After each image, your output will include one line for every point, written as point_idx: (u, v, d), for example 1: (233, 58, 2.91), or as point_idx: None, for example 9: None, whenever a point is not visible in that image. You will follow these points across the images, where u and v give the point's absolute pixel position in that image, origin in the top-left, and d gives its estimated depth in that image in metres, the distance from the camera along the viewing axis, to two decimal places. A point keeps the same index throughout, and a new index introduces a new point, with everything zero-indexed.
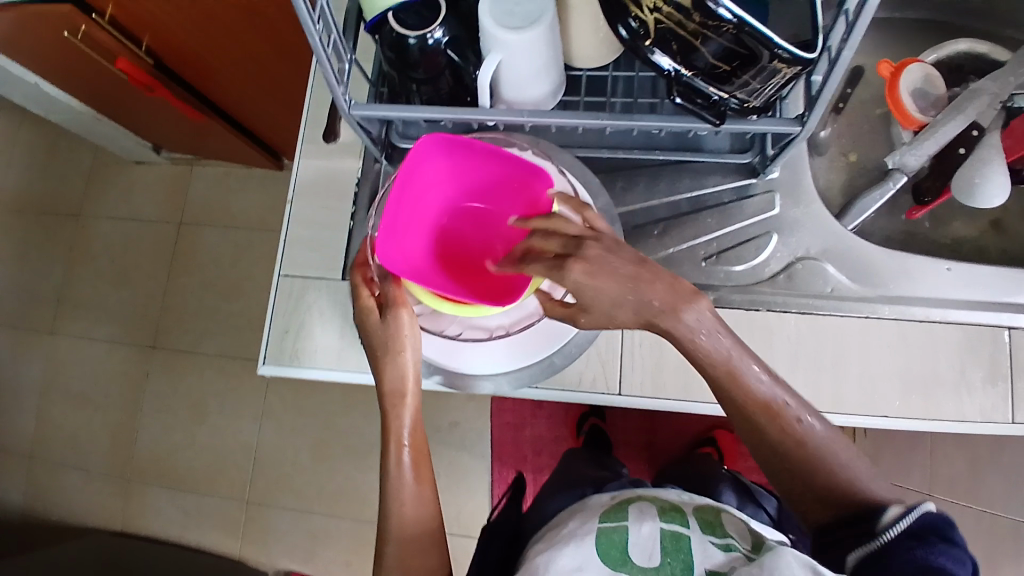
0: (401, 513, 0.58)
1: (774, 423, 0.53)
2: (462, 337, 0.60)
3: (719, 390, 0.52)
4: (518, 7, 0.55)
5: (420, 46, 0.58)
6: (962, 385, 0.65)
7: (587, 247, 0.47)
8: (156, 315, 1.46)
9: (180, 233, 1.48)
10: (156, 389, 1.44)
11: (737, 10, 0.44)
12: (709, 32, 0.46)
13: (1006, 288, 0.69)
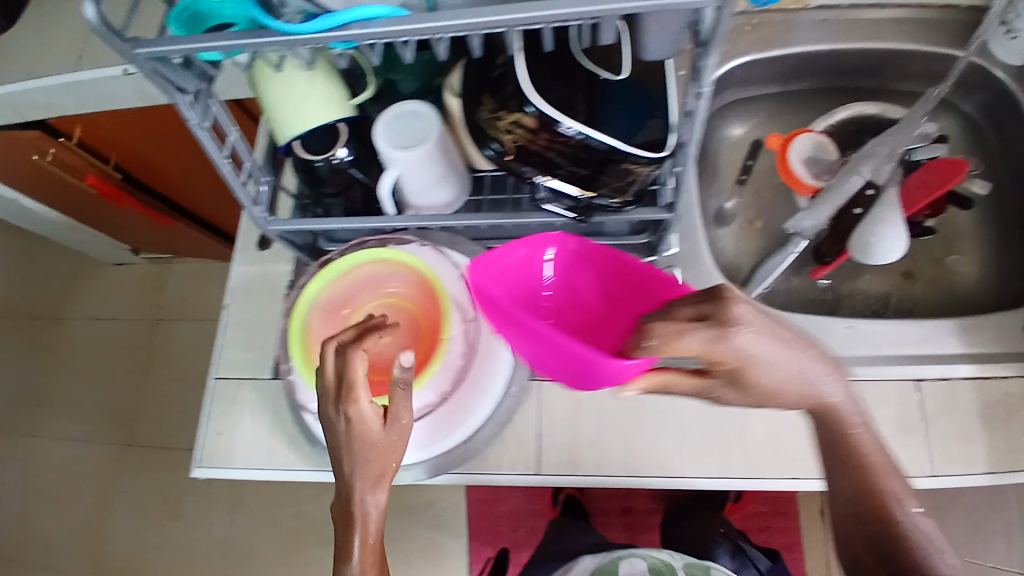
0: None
1: (867, 498, 0.54)
2: None
3: (844, 467, 0.55)
4: (407, 129, 0.61)
5: (327, 166, 0.64)
6: (875, 442, 0.67)
7: (728, 308, 0.47)
8: (133, 413, 1.50)
9: (157, 330, 1.54)
10: (133, 486, 1.46)
11: (577, 127, 0.51)
12: (559, 145, 0.53)
13: (910, 340, 0.71)
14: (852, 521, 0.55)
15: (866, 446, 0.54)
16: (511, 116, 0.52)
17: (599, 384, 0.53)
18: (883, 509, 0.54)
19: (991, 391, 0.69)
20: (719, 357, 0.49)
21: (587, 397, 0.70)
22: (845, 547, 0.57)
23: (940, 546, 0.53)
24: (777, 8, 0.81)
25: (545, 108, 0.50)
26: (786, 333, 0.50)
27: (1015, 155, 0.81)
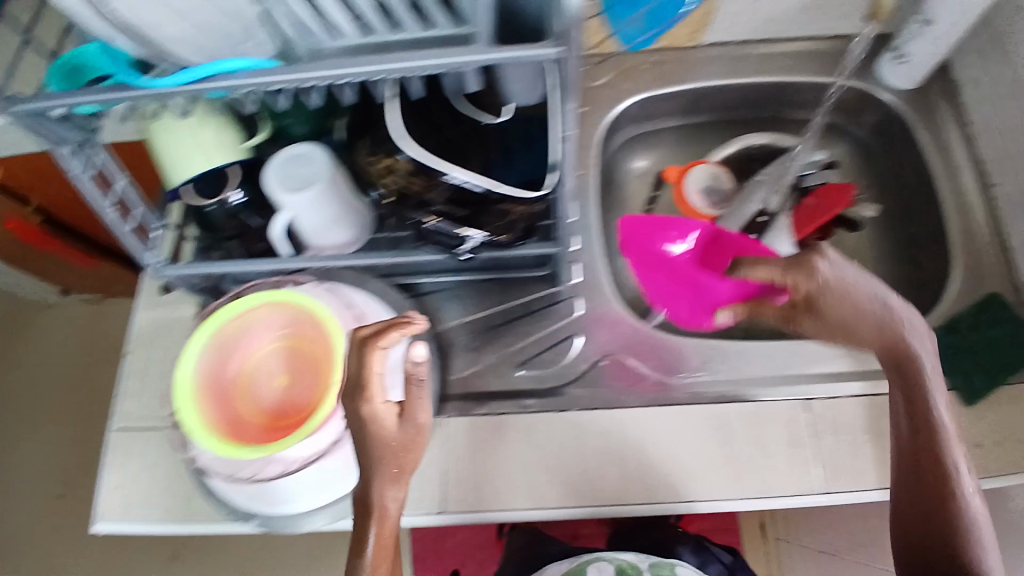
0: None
1: (936, 483, 0.55)
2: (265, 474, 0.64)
3: (917, 428, 0.56)
4: (296, 172, 0.62)
5: (221, 210, 0.65)
6: (770, 462, 0.69)
7: (816, 262, 0.57)
8: (71, 458, 1.47)
9: (96, 371, 1.52)
10: (70, 536, 1.42)
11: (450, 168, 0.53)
12: (434, 188, 0.55)
13: (796, 362, 0.74)
14: (918, 494, 0.56)
15: (944, 415, 0.56)
16: (383, 161, 0.54)
17: (709, 313, 0.76)
18: (946, 490, 0.55)
19: (878, 408, 0.71)
20: (802, 297, 0.59)
21: (490, 430, 0.72)
22: (903, 525, 0.57)
23: (986, 536, 0.54)
24: (672, 45, 0.84)
25: (415, 152, 0.52)
26: (875, 282, 0.57)
27: (906, 178, 0.84)
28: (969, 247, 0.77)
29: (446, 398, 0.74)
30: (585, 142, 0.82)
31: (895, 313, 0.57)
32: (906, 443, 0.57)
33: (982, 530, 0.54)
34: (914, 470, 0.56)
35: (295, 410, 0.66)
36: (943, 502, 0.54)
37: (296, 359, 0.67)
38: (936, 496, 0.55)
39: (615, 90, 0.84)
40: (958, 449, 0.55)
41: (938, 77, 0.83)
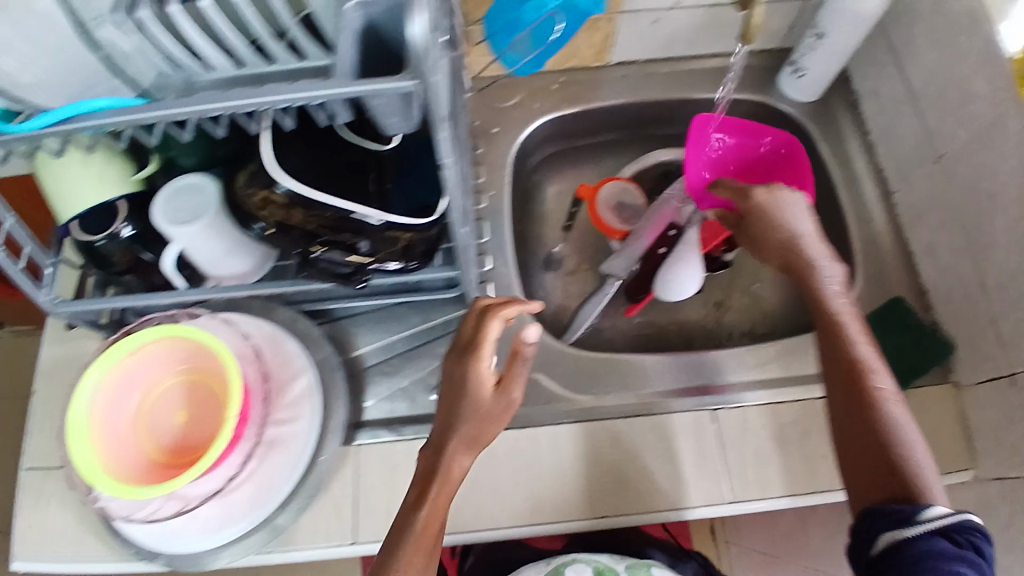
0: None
1: (855, 387, 0.60)
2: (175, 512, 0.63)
3: (839, 359, 0.61)
4: (184, 204, 0.62)
5: (111, 244, 0.64)
6: (678, 474, 0.71)
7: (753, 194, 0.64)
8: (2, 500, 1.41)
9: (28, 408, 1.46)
10: None
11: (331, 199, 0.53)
12: (315, 219, 0.55)
13: (699, 373, 0.77)
14: (846, 409, 0.61)
15: (853, 322, 0.63)
16: (261, 192, 0.53)
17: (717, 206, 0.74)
18: (866, 394, 0.59)
19: (783, 415, 0.73)
20: (748, 215, 0.65)
21: (404, 456, 0.71)
22: (843, 444, 0.61)
23: (908, 435, 0.58)
24: (580, 67, 0.86)
25: (291, 185, 0.52)
26: (803, 209, 0.64)
27: (813, 188, 0.86)
28: (867, 256, 0.79)
29: (361, 425, 0.73)
30: (497, 162, 0.83)
31: (803, 235, 0.64)
32: (828, 361, 0.63)
33: (902, 429, 0.59)
34: (843, 385, 0.61)
35: (194, 445, 0.66)
36: (866, 405, 0.59)
37: (195, 391, 0.67)
38: (860, 403, 0.60)
39: (525, 111, 0.85)
40: (870, 352, 0.61)
41: (838, 87, 0.85)
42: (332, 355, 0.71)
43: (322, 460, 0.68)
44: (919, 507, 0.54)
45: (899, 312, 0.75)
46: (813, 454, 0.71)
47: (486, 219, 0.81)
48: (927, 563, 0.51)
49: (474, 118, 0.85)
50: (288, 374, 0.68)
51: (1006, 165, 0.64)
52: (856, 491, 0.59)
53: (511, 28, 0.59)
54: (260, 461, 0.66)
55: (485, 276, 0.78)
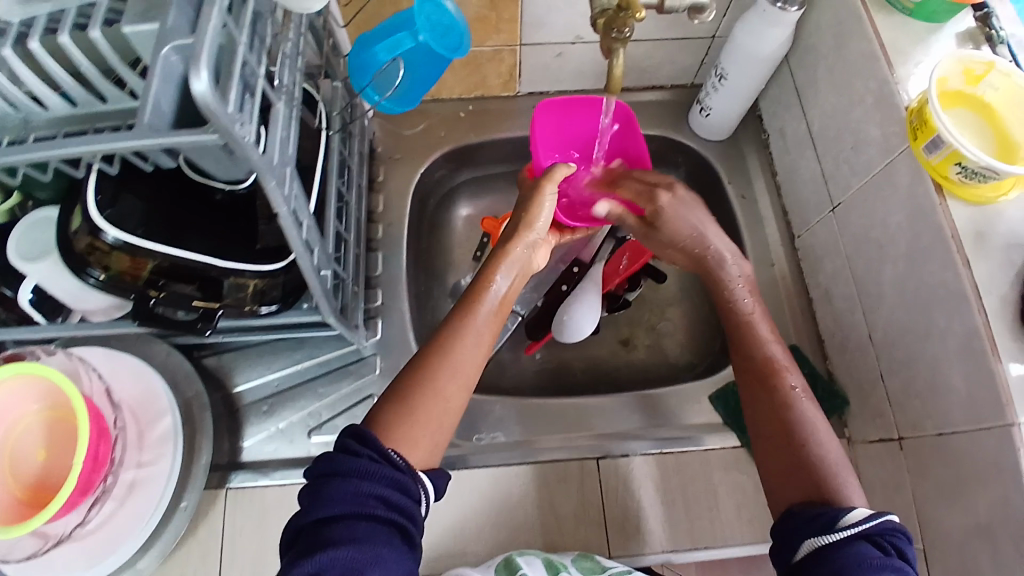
0: (418, 410, 0.58)
1: (764, 390, 0.60)
2: (30, 554, 0.60)
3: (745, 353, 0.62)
4: (37, 238, 0.60)
5: None
6: (554, 522, 0.69)
7: (660, 195, 0.65)
8: None
9: None
10: None
11: (158, 247, 0.52)
12: (150, 266, 0.53)
13: (589, 419, 0.75)
14: (756, 400, 0.60)
15: (760, 317, 0.64)
16: (87, 239, 0.51)
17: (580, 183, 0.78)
18: (772, 387, 0.60)
19: (669, 466, 0.71)
20: (654, 217, 0.66)
21: (275, 501, 0.68)
22: (758, 436, 0.60)
23: (817, 426, 0.57)
24: (489, 96, 0.86)
25: (115, 236, 0.50)
26: (708, 218, 0.65)
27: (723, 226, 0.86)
28: (766, 301, 0.78)
29: (238, 467, 0.71)
30: (400, 191, 0.82)
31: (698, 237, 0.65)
32: (739, 355, 0.63)
33: (811, 426, 0.57)
34: (755, 389, 0.61)
35: (54, 484, 0.62)
36: (774, 401, 0.59)
37: (59, 429, 0.64)
38: (767, 397, 0.60)
39: (430, 139, 0.85)
40: (775, 346, 0.62)
41: (750, 125, 0.85)
42: (203, 393, 0.70)
43: (183, 506, 0.66)
44: (840, 511, 0.50)
45: (795, 361, 0.74)
46: (696, 507, 0.69)
47: (380, 249, 0.80)
48: (848, 568, 0.46)
49: (380, 145, 0.84)
50: (151, 416, 0.66)
51: (889, 219, 0.62)
52: (772, 484, 0.57)
53: (366, 68, 0.57)
54: (129, 496, 0.64)
55: (373, 310, 0.77)
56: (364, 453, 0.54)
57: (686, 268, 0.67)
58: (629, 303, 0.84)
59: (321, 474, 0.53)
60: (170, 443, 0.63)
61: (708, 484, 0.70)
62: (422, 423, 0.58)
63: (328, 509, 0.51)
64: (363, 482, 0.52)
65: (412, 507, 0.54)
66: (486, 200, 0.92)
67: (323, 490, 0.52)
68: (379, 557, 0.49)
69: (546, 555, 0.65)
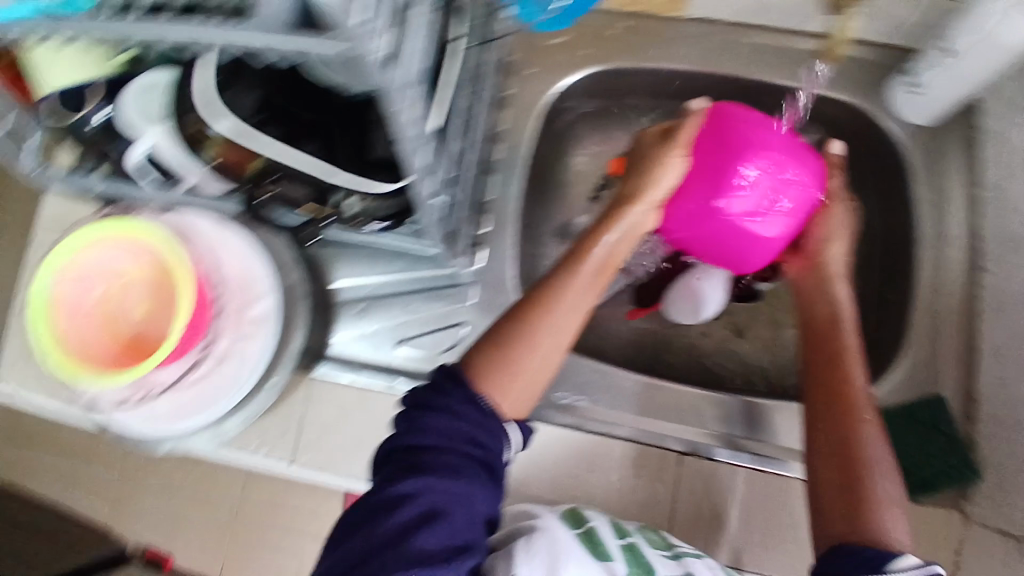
0: (518, 350, 0.56)
1: (835, 425, 0.57)
2: (137, 399, 0.63)
3: (819, 378, 0.60)
4: (155, 99, 0.58)
5: (89, 128, 0.60)
6: (615, 498, 0.68)
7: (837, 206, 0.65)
8: None
9: None
10: None
11: (267, 145, 0.49)
12: (261, 162, 0.51)
13: (681, 411, 0.70)
14: (824, 431, 0.58)
15: (849, 343, 0.61)
16: (197, 124, 0.49)
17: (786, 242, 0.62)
18: (847, 422, 0.57)
19: (754, 481, 0.67)
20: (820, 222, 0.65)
21: (354, 400, 0.71)
22: (815, 464, 0.57)
23: (882, 475, 0.54)
24: (654, 13, 0.73)
25: (229, 124, 0.48)
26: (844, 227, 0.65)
27: (894, 232, 0.73)
28: (922, 338, 0.67)
29: (324, 356, 0.72)
30: (531, 111, 0.74)
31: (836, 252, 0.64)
32: (814, 382, 0.61)
33: (878, 471, 0.55)
34: (819, 414, 0.59)
35: (150, 341, 0.64)
36: (840, 434, 0.56)
37: (158, 288, 0.64)
38: (835, 427, 0.57)
39: (576, 52, 0.74)
40: (858, 382, 0.59)
41: (970, 117, 0.70)
42: (303, 283, 0.68)
43: (271, 383, 0.67)
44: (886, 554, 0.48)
45: (933, 414, 0.65)
46: (771, 529, 0.66)
47: (496, 172, 0.73)
48: None
49: (516, 52, 0.74)
50: (250, 294, 0.66)
51: None
52: (823, 523, 0.55)
53: None
54: (219, 368, 0.65)
55: (480, 237, 0.72)
56: (458, 393, 0.53)
57: (796, 271, 0.67)
58: (760, 295, 0.76)
59: (415, 405, 0.53)
60: (269, 336, 0.65)
61: (787, 512, 0.66)
62: (520, 373, 0.55)
63: (418, 438, 0.51)
64: (456, 420, 0.52)
65: (499, 449, 0.53)
66: (624, 130, 0.81)
67: (419, 421, 0.52)
68: (460, 495, 0.49)
69: (613, 520, 0.63)
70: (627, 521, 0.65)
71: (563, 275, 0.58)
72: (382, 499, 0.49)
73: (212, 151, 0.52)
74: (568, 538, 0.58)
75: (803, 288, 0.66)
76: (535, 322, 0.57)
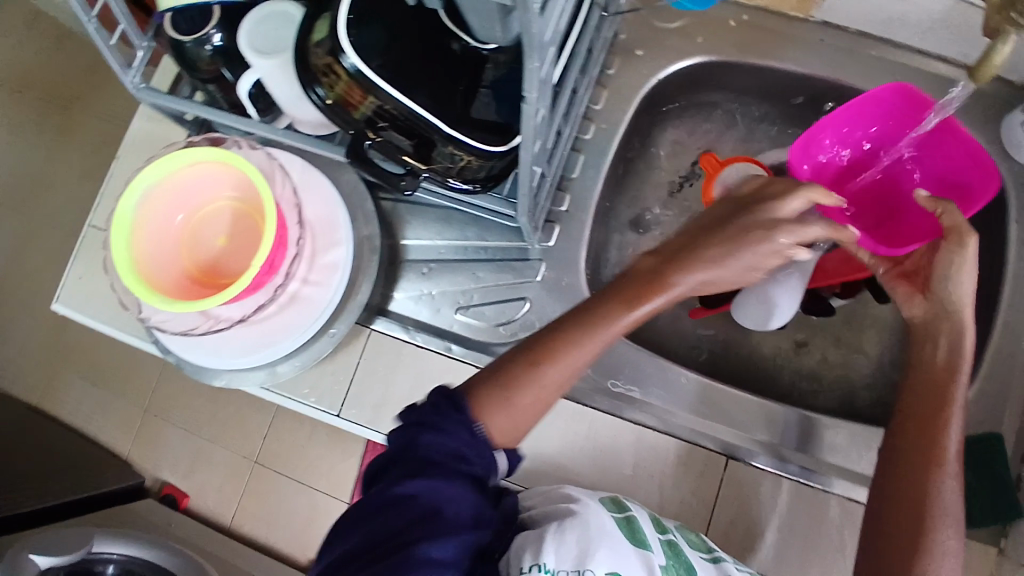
0: (518, 399, 0.52)
1: (911, 465, 0.55)
2: (199, 330, 0.63)
3: (904, 416, 0.58)
4: (272, 34, 0.59)
5: (197, 50, 0.61)
6: (659, 494, 0.67)
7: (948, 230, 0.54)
8: (24, 194, 1.37)
9: (59, 115, 1.37)
10: (12, 270, 1.36)
11: (388, 89, 0.48)
12: (375, 105, 0.50)
13: (731, 416, 0.69)
14: (897, 471, 0.56)
15: (956, 392, 0.56)
16: (326, 59, 0.49)
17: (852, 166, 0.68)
18: (928, 469, 0.55)
19: (804, 498, 0.66)
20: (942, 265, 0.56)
21: (406, 360, 0.70)
22: (879, 500, 0.56)
23: (951, 527, 0.53)
24: (770, 10, 0.72)
25: (354, 63, 0.47)
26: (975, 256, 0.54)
27: (978, 266, 0.71)
28: (992, 376, 0.67)
29: (383, 312, 0.72)
30: (630, 93, 0.73)
31: (964, 296, 0.56)
32: (901, 418, 0.58)
33: (947, 522, 0.53)
34: (897, 453, 0.56)
35: (223, 272, 0.64)
36: (916, 479, 0.54)
37: (241, 222, 0.65)
38: (912, 471, 0.55)
39: (686, 41, 0.73)
40: (953, 430, 0.56)
41: None
42: (376, 237, 0.69)
43: (331, 332, 0.67)
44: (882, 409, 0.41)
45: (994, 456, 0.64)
46: (812, 549, 0.64)
47: (584, 151, 0.72)
48: None
49: (624, 32, 0.74)
50: (326, 242, 0.66)
51: None
52: (872, 556, 0.54)
53: None
54: (278, 315, 0.65)
55: (555, 214, 0.71)
56: (456, 418, 0.50)
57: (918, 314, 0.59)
58: (832, 312, 0.75)
59: (411, 424, 0.49)
60: (330, 295, 0.65)
61: (835, 534, 0.64)
62: (514, 410, 0.52)
63: (411, 457, 0.48)
64: (450, 443, 0.49)
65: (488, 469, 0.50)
66: (712, 129, 0.81)
67: (414, 439, 0.48)
68: (461, 499, 0.46)
69: (651, 515, 0.61)
70: (667, 520, 0.63)
71: (583, 325, 0.53)
72: (375, 512, 0.46)
73: (327, 90, 0.52)
74: (603, 527, 0.52)
75: (924, 328, 0.58)
76: (542, 366, 0.53)
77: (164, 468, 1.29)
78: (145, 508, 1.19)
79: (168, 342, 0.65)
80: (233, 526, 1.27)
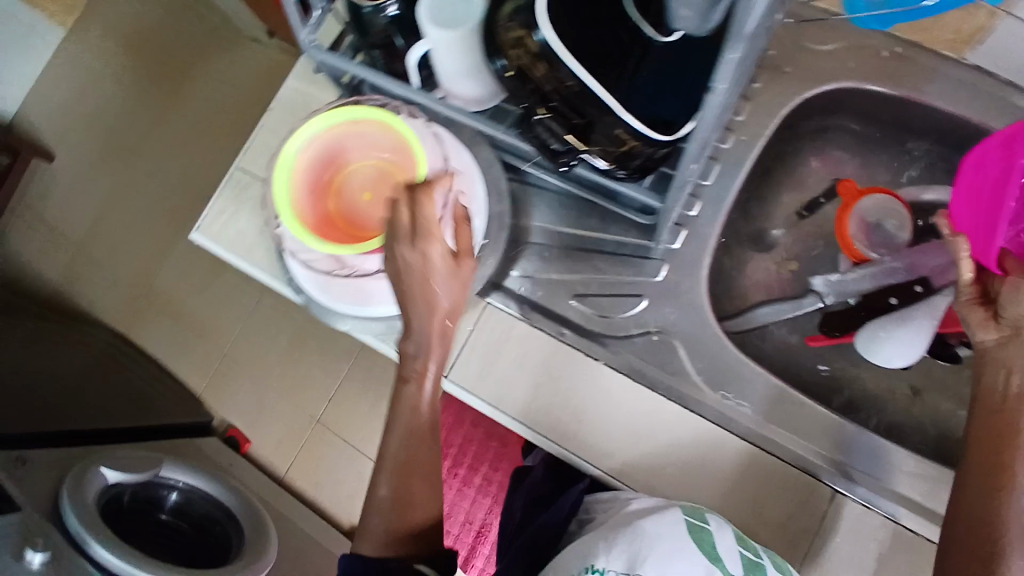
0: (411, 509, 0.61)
1: (984, 485, 0.54)
2: (337, 273, 0.68)
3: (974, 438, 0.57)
4: (450, 7, 0.60)
5: (374, 15, 0.64)
6: (749, 514, 0.66)
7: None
8: (146, 138, 1.46)
9: (189, 68, 1.46)
10: (123, 206, 1.45)
11: (576, 68, 0.50)
12: (556, 81, 0.52)
13: (836, 446, 0.67)
14: (964, 493, 0.55)
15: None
16: (519, 32, 0.52)
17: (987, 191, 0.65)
18: (997, 488, 0.53)
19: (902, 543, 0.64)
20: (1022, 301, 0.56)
21: (516, 337, 0.72)
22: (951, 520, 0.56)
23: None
24: (926, 46, 0.70)
25: (548, 36, 0.49)
26: None
27: None
28: None
29: (499, 287, 0.74)
30: (771, 111, 0.73)
31: None
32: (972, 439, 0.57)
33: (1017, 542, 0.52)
34: (969, 473, 0.56)
35: (364, 226, 0.66)
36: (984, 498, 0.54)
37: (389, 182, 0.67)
38: (980, 490, 0.54)
39: (836, 65, 0.72)
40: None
41: None
42: (507, 215, 0.71)
43: None
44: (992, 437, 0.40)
45: None
46: None
47: (720, 161, 0.72)
48: None
49: (773, 49, 0.73)
50: (464, 213, 0.69)
51: None
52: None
53: None
54: None
55: (684, 219, 0.72)
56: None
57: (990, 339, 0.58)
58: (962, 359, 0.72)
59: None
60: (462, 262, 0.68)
61: None
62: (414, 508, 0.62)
63: None
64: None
65: None
66: (844, 160, 0.80)
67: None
68: None
69: (737, 532, 0.61)
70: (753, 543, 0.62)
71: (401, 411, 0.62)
72: None
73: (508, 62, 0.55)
74: (660, 531, 0.57)
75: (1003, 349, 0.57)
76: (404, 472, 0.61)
77: (234, 413, 1.35)
78: (214, 447, 1.24)
79: (303, 280, 0.69)
80: (288, 479, 1.31)
